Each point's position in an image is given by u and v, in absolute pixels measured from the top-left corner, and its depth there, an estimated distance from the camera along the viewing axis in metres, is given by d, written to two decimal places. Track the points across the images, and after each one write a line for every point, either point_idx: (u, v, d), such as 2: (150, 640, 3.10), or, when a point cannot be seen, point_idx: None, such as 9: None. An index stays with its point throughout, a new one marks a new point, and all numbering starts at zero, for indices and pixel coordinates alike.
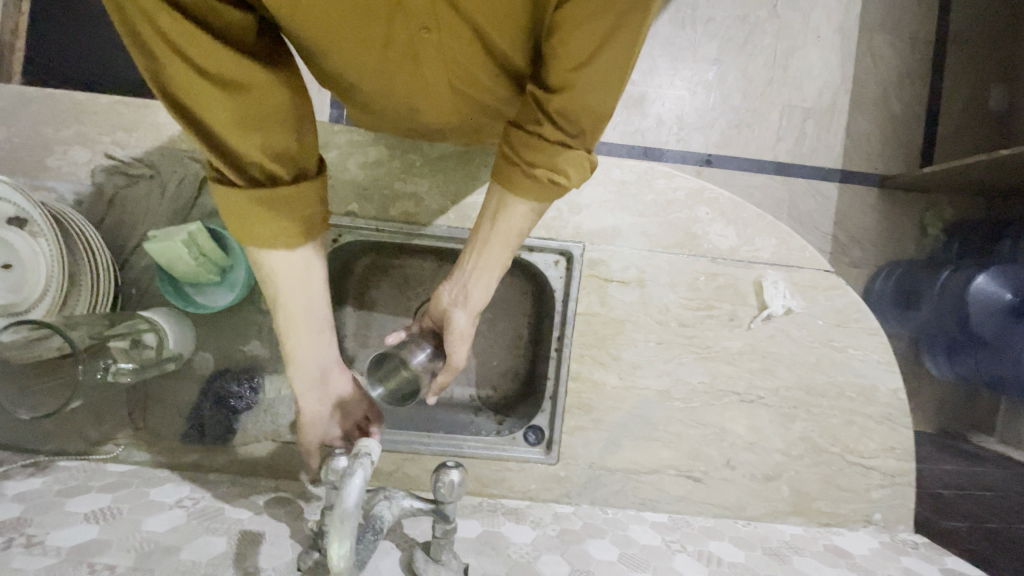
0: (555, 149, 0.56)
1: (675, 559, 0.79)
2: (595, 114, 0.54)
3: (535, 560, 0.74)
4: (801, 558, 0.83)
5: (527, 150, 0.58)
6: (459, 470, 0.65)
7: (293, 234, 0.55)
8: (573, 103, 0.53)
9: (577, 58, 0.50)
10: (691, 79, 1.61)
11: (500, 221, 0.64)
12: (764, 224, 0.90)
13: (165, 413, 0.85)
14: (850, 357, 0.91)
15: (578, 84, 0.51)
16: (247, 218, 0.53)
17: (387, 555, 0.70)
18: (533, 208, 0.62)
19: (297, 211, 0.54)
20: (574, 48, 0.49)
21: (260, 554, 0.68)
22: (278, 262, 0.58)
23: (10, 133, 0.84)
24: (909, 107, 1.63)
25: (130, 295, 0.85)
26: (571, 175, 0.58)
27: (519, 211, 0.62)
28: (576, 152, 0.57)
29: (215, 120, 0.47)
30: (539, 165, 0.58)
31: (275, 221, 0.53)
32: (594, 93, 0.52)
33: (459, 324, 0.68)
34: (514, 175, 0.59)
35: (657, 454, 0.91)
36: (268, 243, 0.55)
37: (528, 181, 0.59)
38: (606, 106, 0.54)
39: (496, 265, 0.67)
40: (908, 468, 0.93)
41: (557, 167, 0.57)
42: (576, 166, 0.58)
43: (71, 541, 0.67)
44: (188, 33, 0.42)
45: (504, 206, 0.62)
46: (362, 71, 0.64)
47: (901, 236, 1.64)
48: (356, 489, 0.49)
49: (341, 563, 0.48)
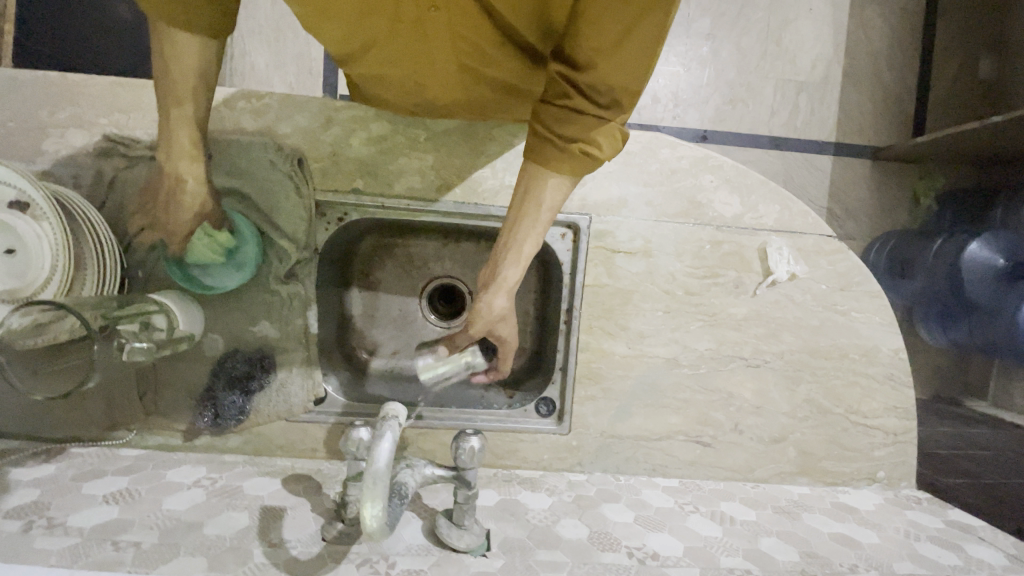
0: (587, 120, 0.56)
1: (689, 518, 0.80)
2: (626, 90, 0.55)
3: (554, 524, 0.75)
4: (810, 515, 0.85)
5: (561, 123, 0.57)
6: (479, 437, 0.66)
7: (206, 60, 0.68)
8: (608, 77, 0.54)
9: (610, 36, 0.51)
10: (685, 55, 1.61)
11: (534, 199, 0.62)
12: (767, 191, 0.91)
13: (177, 395, 0.85)
14: (852, 321, 0.93)
15: (610, 61, 0.52)
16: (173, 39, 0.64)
17: (409, 523, 0.71)
18: (566, 181, 0.61)
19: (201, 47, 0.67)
20: (604, 26, 0.51)
21: (283, 526, 0.69)
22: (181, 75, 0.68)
23: (3, 117, 0.82)
24: (900, 79, 1.64)
25: (136, 277, 0.85)
26: (603, 147, 0.58)
27: (551, 185, 0.61)
28: (609, 124, 0.58)
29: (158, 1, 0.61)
30: (575, 139, 0.57)
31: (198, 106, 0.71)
32: (626, 71, 0.53)
33: (491, 305, 0.65)
34: (547, 150, 0.59)
35: (667, 420, 0.92)
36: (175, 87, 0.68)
37: (563, 154, 0.58)
38: (637, 82, 0.55)
39: (528, 243, 0.63)
40: (909, 426, 0.95)
41: (590, 139, 0.57)
42: (608, 138, 0.59)
43: (93, 521, 0.67)
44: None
45: (539, 185, 0.61)
46: (383, 39, 0.64)
47: (894, 206, 1.67)
48: (387, 450, 0.51)
49: (374, 524, 0.49)
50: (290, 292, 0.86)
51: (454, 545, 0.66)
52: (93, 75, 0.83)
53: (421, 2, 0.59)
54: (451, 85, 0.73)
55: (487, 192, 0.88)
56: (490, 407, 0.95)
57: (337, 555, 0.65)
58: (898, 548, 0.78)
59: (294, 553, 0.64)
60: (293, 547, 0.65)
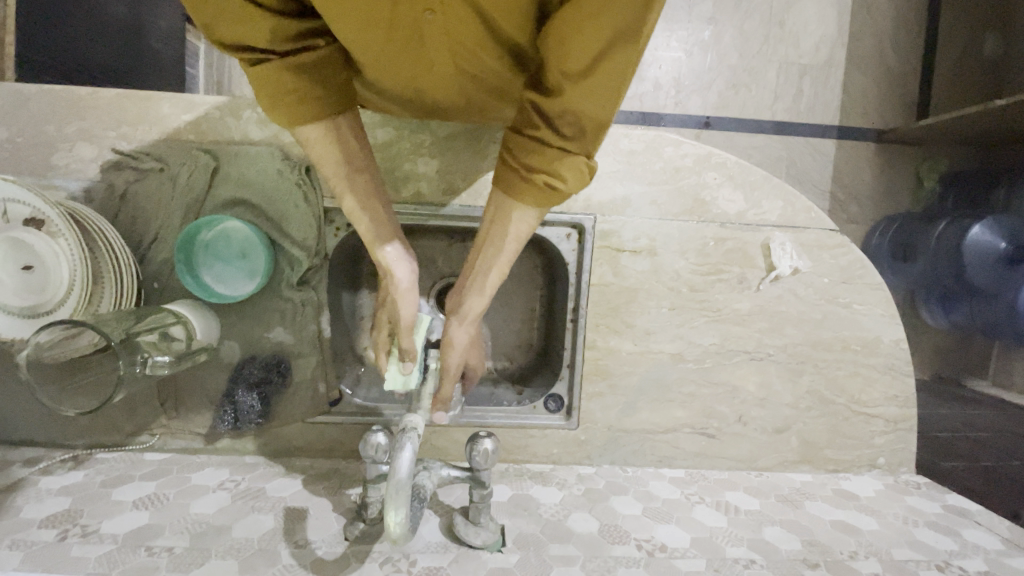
0: (552, 152, 0.54)
1: (695, 509, 0.83)
2: (593, 121, 0.52)
3: (566, 518, 0.78)
4: (812, 502, 0.88)
5: (524, 152, 0.56)
6: (492, 439, 0.69)
7: (329, 100, 0.58)
8: (575, 108, 0.51)
9: (574, 66, 0.48)
10: (687, 40, 1.58)
11: (501, 228, 0.62)
12: (771, 187, 0.92)
13: (196, 401, 0.87)
14: (855, 313, 0.94)
15: (574, 90, 0.50)
16: (290, 101, 0.56)
17: (428, 521, 0.74)
18: (529, 212, 0.60)
19: (329, 80, 0.57)
20: (572, 59, 0.48)
21: (307, 528, 0.72)
22: (321, 138, 0.60)
23: (13, 132, 0.83)
24: (904, 60, 1.63)
25: (153, 289, 0.86)
26: (566, 179, 0.56)
27: (515, 215, 0.60)
28: (575, 158, 0.55)
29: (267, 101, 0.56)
30: (538, 169, 0.56)
31: (330, 159, 0.61)
32: (593, 101, 0.50)
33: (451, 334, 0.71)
34: (511, 178, 0.58)
35: (672, 414, 0.95)
36: (293, 113, 0.57)
37: (523, 183, 0.57)
38: (608, 113, 0.52)
39: (490, 275, 0.65)
40: (909, 414, 0.98)
41: (551, 169, 0.55)
42: (575, 172, 0.56)
43: (125, 528, 0.70)
44: (229, 2, 0.49)
45: (505, 212, 0.61)
46: (366, 56, 0.62)
47: (898, 190, 1.67)
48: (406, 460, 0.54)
49: (398, 530, 0.51)
50: (303, 298, 0.87)
51: (471, 542, 0.70)
52: (99, 89, 0.83)
53: (418, 4, 0.54)
54: (445, 87, 0.71)
55: None
56: (500, 404, 0.97)
57: (361, 554, 0.68)
58: (896, 534, 0.81)
59: (320, 553, 0.68)
60: (318, 547, 0.68)
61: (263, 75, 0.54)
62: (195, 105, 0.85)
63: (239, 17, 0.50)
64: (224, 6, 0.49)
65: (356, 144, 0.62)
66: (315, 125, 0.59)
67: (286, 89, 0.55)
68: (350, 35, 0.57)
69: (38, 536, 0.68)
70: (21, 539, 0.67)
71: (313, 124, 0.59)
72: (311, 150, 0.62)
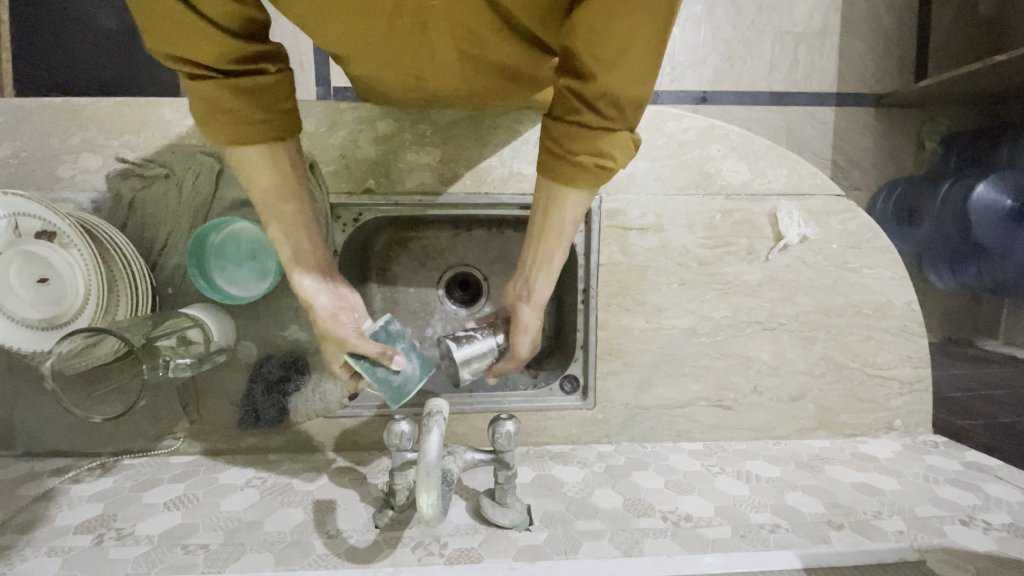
0: (595, 134, 0.54)
1: (717, 480, 0.84)
2: (633, 99, 0.52)
3: (589, 495, 0.79)
4: (832, 467, 0.89)
5: (568, 139, 0.55)
6: (513, 420, 0.70)
7: (271, 125, 0.57)
8: (612, 88, 0.50)
9: (610, 49, 0.47)
10: (679, 15, 1.56)
11: (558, 215, 0.61)
12: (775, 155, 0.91)
13: (217, 403, 0.88)
14: (865, 277, 0.94)
15: (608, 69, 0.49)
16: (225, 118, 0.55)
17: (455, 505, 0.75)
18: (583, 196, 0.59)
19: (273, 104, 0.57)
20: (608, 40, 0.47)
21: (337, 518, 0.73)
22: (258, 160, 0.60)
23: (17, 147, 0.83)
24: (901, 21, 1.60)
25: (167, 294, 0.87)
26: (617, 157, 0.56)
27: (570, 200, 0.59)
28: (620, 135, 0.54)
29: (201, 114, 0.55)
30: (583, 152, 0.55)
31: (258, 174, 0.61)
32: (631, 79, 0.49)
33: (524, 319, 0.67)
34: (559, 165, 0.57)
35: (688, 388, 0.95)
36: (231, 134, 0.56)
37: (573, 168, 0.56)
38: (645, 90, 0.51)
39: (556, 256, 0.64)
40: (923, 374, 0.98)
41: (600, 151, 0.55)
42: (621, 147, 0.56)
43: (158, 529, 0.71)
44: (182, 18, 0.47)
45: (558, 201, 0.60)
46: (367, 42, 0.62)
47: (900, 153, 1.66)
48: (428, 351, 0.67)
49: (431, 512, 0.52)
50: None
51: (499, 522, 0.71)
52: (99, 98, 0.84)
53: None
54: (449, 73, 0.70)
55: (496, 180, 0.90)
56: (517, 389, 0.98)
57: (392, 540, 0.69)
58: (918, 492, 0.82)
59: (352, 542, 0.68)
60: (350, 536, 0.69)
61: (202, 88, 0.53)
62: None
63: (193, 36, 0.48)
64: (173, 22, 0.47)
65: (293, 168, 0.63)
66: (252, 146, 0.58)
67: (222, 107, 0.54)
68: (351, 18, 0.57)
69: (73, 542, 0.69)
70: (57, 546, 0.68)
71: (252, 146, 0.58)
72: (243, 171, 0.61)
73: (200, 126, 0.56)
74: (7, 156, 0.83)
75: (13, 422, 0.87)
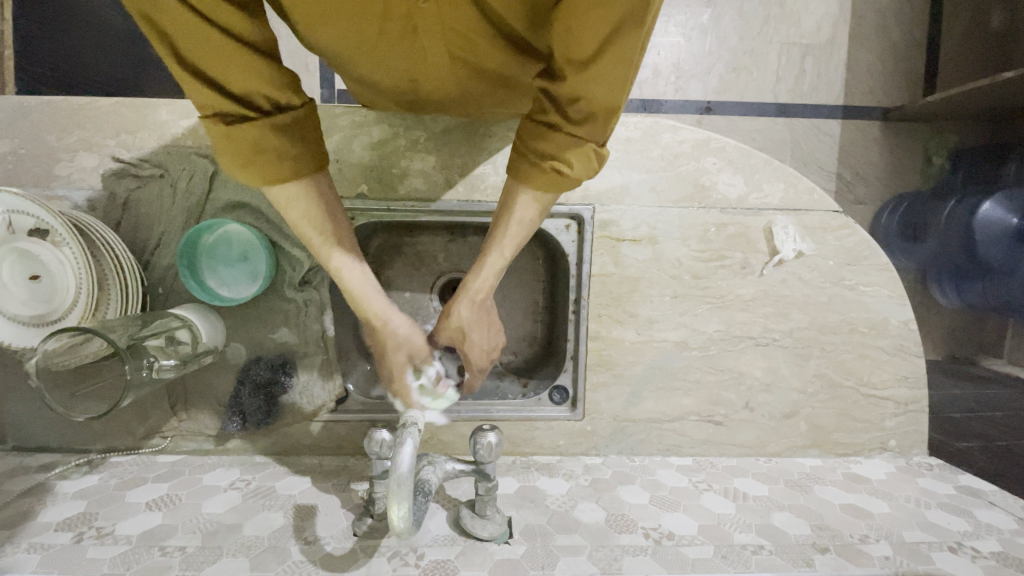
0: (559, 137, 0.53)
1: (703, 497, 0.83)
2: (602, 107, 0.51)
3: (572, 509, 0.78)
4: (822, 487, 0.88)
5: (534, 138, 0.55)
6: (495, 432, 0.69)
7: (306, 158, 0.55)
8: (581, 91, 0.49)
9: (580, 50, 0.47)
10: (685, 24, 1.55)
11: (507, 214, 0.60)
12: (771, 169, 0.90)
13: (205, 403, 0.89)
14: (861, 295, 0.93)
15: (579, 71, 0.48)
16: (260, 159, 0.52)
17: (436, 515, 0.75)
18: (541, 199, 0.58)
19: (306, 139, 0.55)
20: (578, 39, 0.46)
21: (317, 524, 0.73)
22: (296, 198, 0.57)
23: (15, 144, 0.84)
24: (910, 34, 1.59)
25: (158, 294, 0.87)
26: (574, 166, 0.53)
27: (523, 200, 0.58)
28: (583, 143, 0.53)
29: (234, 154, 0.52)
30: (546, 153, 0.54)
31: (304, 211, 0.58)
32: (600, 85, 0.49)
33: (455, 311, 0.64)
34: (521, 162, 0.57)
35: (678, 402, 0.94)
36: (267, 172, 0.53)
37: (533, 169, 0.56)
38: (615, 99, 0.50)
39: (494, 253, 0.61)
40: (920, 395, 0.96)
41: (559, 154, 0.53)
42: (583, 157, 0.54)
43: (138, 529, 0.71)
44: (209, 39, 0.46)
45: (512, 199, 0.59)
46: (358, 48, 0.62)
47: (906, 168, 1.64)
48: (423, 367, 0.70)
49: (401, 524, 0.51)
50: (306, 298, 0.88)
51: (478, 534, 0.70)
52: (98, 98, 0.84)
53: None
54: (441, 79, 0.69)
55: (489, 188, 0.89)
56: (506, 398, 0.97)
57: (369, 549, 0.68)
58: (908, 516, 0.80)
59: (329, 549, 0.68)
60: (328, 543, 0.69)
61: (237, 130, 0.50)
62: (191, 110, 0.85)
63: (224, 60, 0.47)
64: (202, 45, 0.46)
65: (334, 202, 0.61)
66: (288, 184, 0.55)
67: (255, 144, 0.51)
68: (341, 25, 0.57)
69: (53, 539, 0.69)
70: (37, 543, 0.68)
71: (289, 184, 0.56)
72: (285, 212, 0.59)
73: (235, 171, 0.54)
74: (6, 152, 0.84)
75: (4, 416, 0.87)
